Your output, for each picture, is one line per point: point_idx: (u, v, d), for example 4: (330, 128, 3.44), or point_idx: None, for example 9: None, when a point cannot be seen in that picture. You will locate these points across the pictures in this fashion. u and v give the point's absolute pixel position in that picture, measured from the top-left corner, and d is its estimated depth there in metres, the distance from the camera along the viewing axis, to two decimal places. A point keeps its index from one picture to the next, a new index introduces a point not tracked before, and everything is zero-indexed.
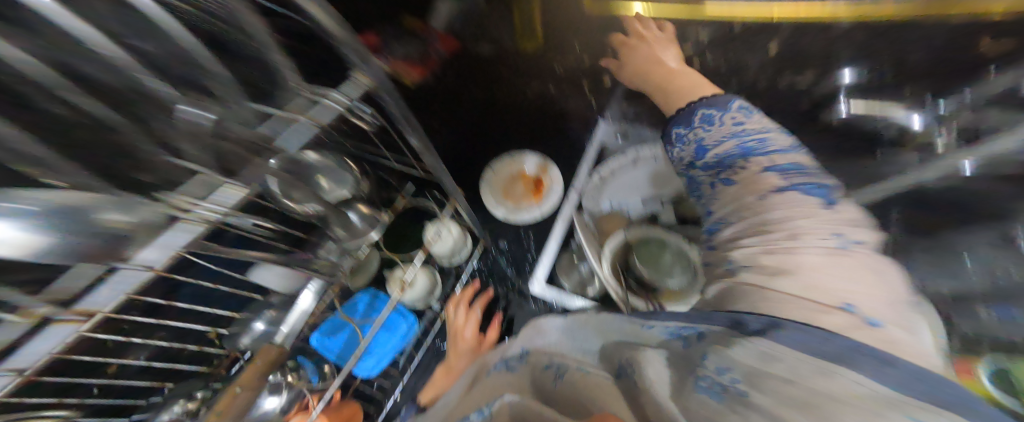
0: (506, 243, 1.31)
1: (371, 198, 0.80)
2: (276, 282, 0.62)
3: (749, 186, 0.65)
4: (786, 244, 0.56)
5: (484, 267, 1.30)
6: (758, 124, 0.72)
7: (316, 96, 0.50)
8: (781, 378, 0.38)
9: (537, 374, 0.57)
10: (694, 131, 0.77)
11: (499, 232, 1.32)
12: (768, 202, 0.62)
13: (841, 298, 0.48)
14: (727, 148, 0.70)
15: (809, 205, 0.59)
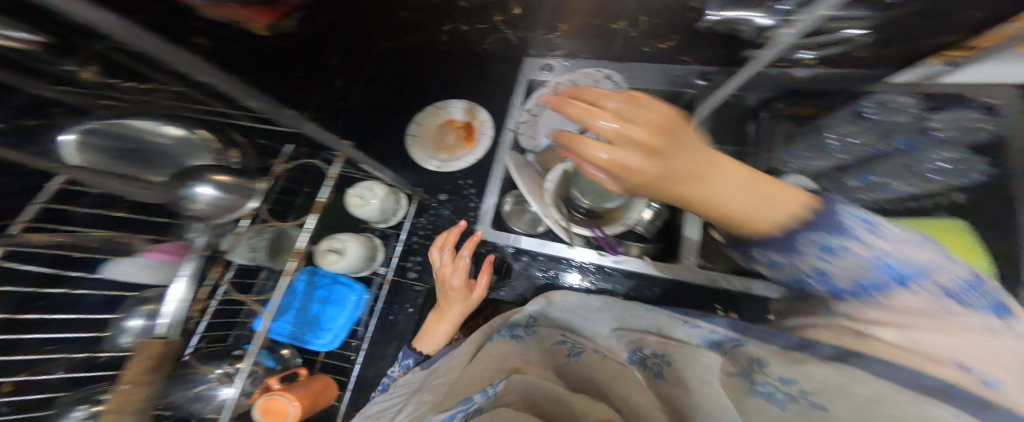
0: (449, 195, 0.87)
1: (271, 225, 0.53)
2: (224, 190, 0.42)
3: (914, 308, 0.25)
4: (901, 313, 0.23)
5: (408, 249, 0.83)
6: (863, 257, 0.27)
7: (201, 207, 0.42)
8: (864, 358, 0.22)
9: (555, 358, 0.45)
10: (849, 238, 0.28)
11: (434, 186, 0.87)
12: (982, 336, 0.22)
13: (950, 351, 0.20)
14: (867, 282, 0.28)
15: (936, 326, 0.23)
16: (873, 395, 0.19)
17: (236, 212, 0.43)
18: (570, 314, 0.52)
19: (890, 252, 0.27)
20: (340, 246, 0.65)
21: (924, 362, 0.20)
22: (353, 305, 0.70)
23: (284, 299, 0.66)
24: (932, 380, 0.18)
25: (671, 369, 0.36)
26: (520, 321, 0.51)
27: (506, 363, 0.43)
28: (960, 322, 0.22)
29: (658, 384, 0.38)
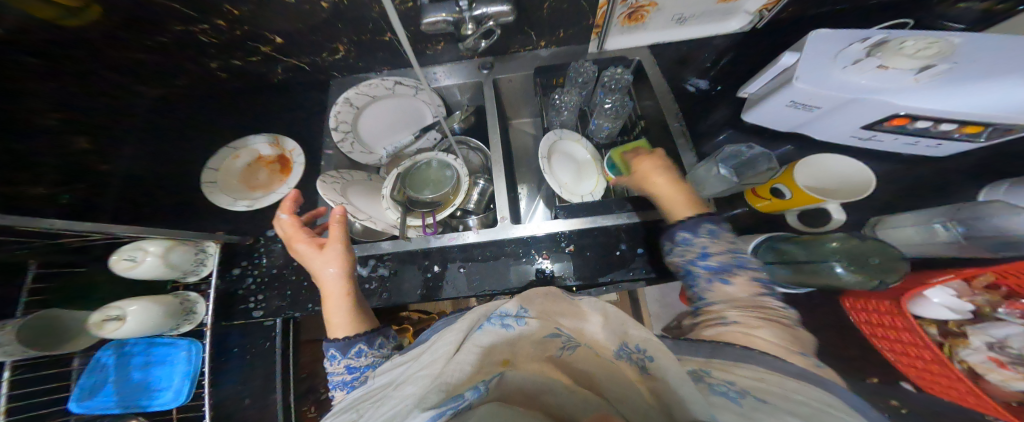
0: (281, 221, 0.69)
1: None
2: None
3: (741, 291, 0.39)
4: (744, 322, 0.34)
5: (256, 287, 0.64)
6: (722, 251, 0.43)
7: None
8: (738, 349, 0.29)
9: (541, 349, 0.32)
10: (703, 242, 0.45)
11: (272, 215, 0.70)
12: (747, 306, 0.37)
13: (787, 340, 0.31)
14: (719, 267, 0.42)
15: (768, 324, 0.34)
16: (761, 381, 0.26)
17: None
18: (559, 306, 0.37)
19: (742, 251, 0.43)
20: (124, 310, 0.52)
21: (776, 350, 0.30)
22: (185, 361, 0.60)
23: (80, 382, 0.57)
24: (797, 368, 0.27)
25: (662, 368, 0.27)
26: (513, 309, 0.35)
27: (501, 353, 0.32)
28: (765, 308, 0.36)
29: (641, 382, 0.29)
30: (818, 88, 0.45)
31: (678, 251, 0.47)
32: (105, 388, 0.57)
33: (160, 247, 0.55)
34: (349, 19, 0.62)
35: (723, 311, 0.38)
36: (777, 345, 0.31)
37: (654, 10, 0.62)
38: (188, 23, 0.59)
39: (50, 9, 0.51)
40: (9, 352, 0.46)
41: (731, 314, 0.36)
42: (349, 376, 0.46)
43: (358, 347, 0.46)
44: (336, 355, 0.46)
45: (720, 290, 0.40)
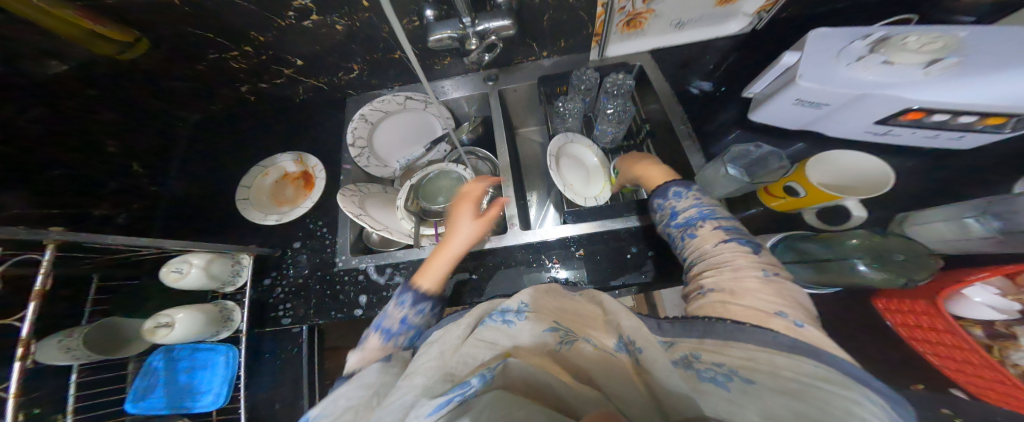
0: (306, 232, 0.74)
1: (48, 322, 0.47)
2: None
3: (706, 241, 0.40)
4: (725, 293, 0.33)
5: (286, 294, 0.69)
6: (688, 207, 0.44)
7: None
8: (725, 324, 0.28)
9: (541, 344, 0.32)
10: (671, 206, 0.46)
11: (297, 227, 0.74)
12: (715, 265, 0.37)
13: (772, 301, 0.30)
14: (689, 225, 0.43)
15: (746, 287, 0.33)
16: (749, 360, 0.25)
17: None
18: (559, 304, 0.38)
19: (708, 203, 0.44)
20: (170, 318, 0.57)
21: (757, 317, 0.29)
22: (224, 366, 0.65)
23: (135, 386, 0.63)
24: (788, 338, 0.25)
25: (652, 359, 0.27)
26: (514, 304, 0.36)
27: (501, 349, 0.33)
28: (736, 261, 0.36)
29: (639, 375, 0.29)
30: (822, 85, 0.46)
31: (657, 218, 0.49)
32: (155, 391, 0.63)
33: (203, 259, 0.59)
34: (363, 39, 0.66)
35: (702, 273, 0.38)
36: (757, 309, 0.30)
37: (651, 16, 0.63)
38: (221, 51, 0.65)
39: (107, 45, 0.57)
40: (78, 356, 0.51)
41: (708, 281, 0.36)
42: (400, 327, 0.47)
43: (425, 305, 0.49)
44: (406, 301, 0.48)
45: (691, 244, 0.42)
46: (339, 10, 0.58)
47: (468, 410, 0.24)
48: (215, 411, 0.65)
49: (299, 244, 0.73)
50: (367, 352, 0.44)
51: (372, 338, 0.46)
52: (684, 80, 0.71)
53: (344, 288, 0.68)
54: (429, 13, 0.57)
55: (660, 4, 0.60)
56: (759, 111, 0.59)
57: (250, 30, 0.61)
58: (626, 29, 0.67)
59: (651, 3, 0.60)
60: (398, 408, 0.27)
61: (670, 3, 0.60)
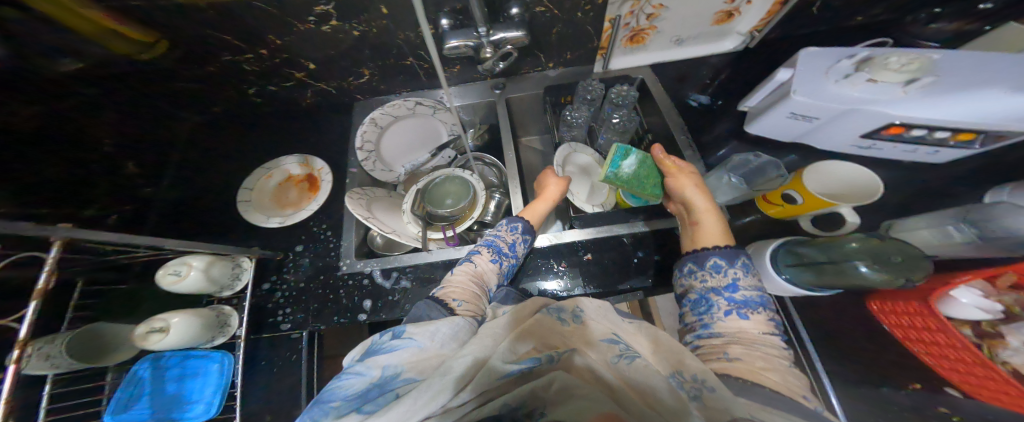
0: (309, 235, 0.73)
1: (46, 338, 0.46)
2: None
3: (756, 326, 0.40)
4: (759, 357, 0.36)
5: (287, 299, 0.67)
6: (752, 285, 0.43)
7: None
8: (767, 391, 0.31)
9: (595, 349, 0.35)
10: (730, 273, 0.44)
11: (300, 230, 0.73)
12: (756, 342, 0.38)
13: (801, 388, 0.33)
14: (739, 301, 0.42)
15: (780, 369, 0.35)
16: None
17: None
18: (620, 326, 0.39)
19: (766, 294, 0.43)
20: (166, 322, 0.54)
21: (788, 391, 0.32)
22: (217, 374, 0.61)
23: (114, 397, 0.57)
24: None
25: (723, 402, 0.28)
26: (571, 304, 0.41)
27: (557, 341, 0.35)
28: (771, 347, 0.38)
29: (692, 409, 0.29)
30: (814, 99, 0.50)
31: (699, 275, 0.46)
32: (139, 402, 0.59)
33: (203, 260, 0.57)
34: (376, 45, 0.67)
35: (727, 338, 0.40)
36: (784, 385, 0.33)
37: (653, 33, 0.68)
38: (234, 53, 0.66)
39: (128, 45, 0.58)
40: (59, 365, 0.47)
41: (736, 349, 0.37)
42: (508, 249, 0.56)
43: (527, 238, 0.58)
44: (518, 229, 0.58)
45: (732, 322, 0.41)
46: (358, 17, 0.60)
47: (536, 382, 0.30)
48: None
49: (302, 247, 0.72)
50: (453, 284, 0.48)
51: (482, 253, 0.54)
52: (682, 93, 0.75)
53: (348, 293, 0.67)
54: (444, 22, 0.59)
55: (662, 21, 0.65)
56: (756, 120, 0.62)
57: (267, 34, 0.62)
58: (629, 45, 0.70)
59: (654, 20, 0.64)
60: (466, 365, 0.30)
61: (672, 21, 0.65)
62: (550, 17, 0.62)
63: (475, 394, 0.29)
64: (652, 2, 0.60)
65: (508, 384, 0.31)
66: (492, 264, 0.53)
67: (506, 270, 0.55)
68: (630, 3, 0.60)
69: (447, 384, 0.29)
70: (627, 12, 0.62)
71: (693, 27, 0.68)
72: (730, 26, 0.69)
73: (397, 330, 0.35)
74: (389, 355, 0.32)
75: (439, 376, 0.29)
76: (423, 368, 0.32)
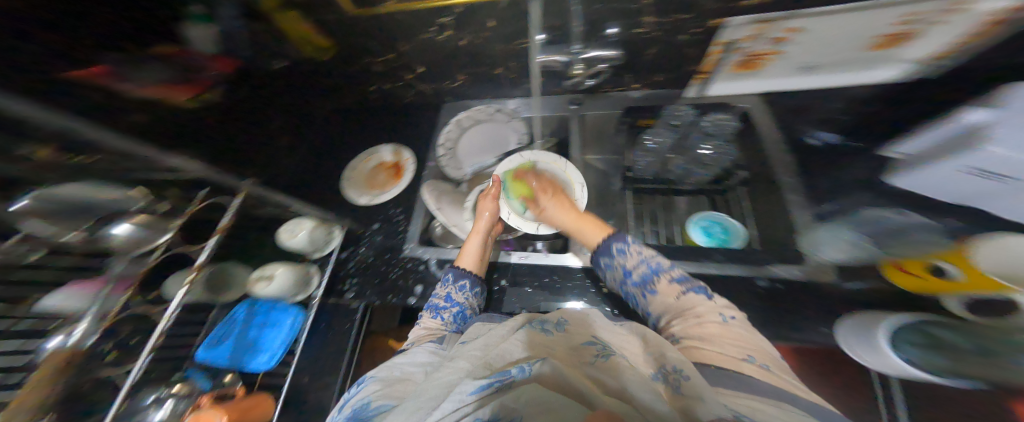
0: (385, 218, 0.81)
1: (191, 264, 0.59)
2: (143, 226, 0.48)
3: (667, 296, 0.45)
4: (700, 336, 0.38)
5: (358, 270, 0.74)
6: (637, 263, 0.49)
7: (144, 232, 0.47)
8: (715, 370, 0.33)
9: (577, 355, 0.37)
10: (622, 263, 0.50)
11: (379, 211, 0.82)
12: (690, 317, 0.41)
13: (743, 348, 0.35)
14: (639, 279, 0.48)
15: (725, 339, 0.37)
16: (740, 401, 0.28)
17: (151, 244, 0.47)
18: (609, 335, 0.41)
19: (655, 256, 0.50)
20: (271, 272, 0.66)
21: (730, 363, 0.34)
22: (288, 329, 0.66)
23: (211, 332, 0.62)
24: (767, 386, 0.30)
25: (696, 388, 0.29)
26: (553, 318, 0.44)
27: (543, 350, 0.38)
28: (700, 309, 0.42)
29: (671, 400, 0.30)
30: (1010, 150, 0.40)
31: (610, 275, 0.53)
32: (226, 340, 0.62)
33: (311, 223, 0.70)
34: (474, 55, 0.74)
35: (672, 324, 0.43)
36: (728, 355, 0.35)
37: (774, 56, 0.60)
38: (362, 54, 0.78)
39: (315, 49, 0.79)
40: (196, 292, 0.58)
41: (677, 329, 0.41)
42: (444, 302, 0.59)
43: (465, 283, 0.60)
44: (450, 279, 0.61)
45: (653, 301, 0.47)
46: (468, 29, 0.67)
47: (506, 395, 0.32)
48: (261, 373, 0.63)
49: (378, 226, 0.80)
50: (413, 337, 0.54)
51: (425, 315, 0.58)
52: (795, 126, 0.65)
53: (408, 276, 0.72)
54: (541, 37, 0.63)
55: (790, 45, 0.56)
56: (908, 168, 0.52)
57: (397, 40, 0.74)
58: (737, 68, 0.63)
59: (780, 43, 0.56)
60: (442, 384, 0.35)
61: (805, 45, 0.56)
62: (648, 39, 0.61)
63: (452, 409, 0.31)
64: (783, 24, 0.52)
65: (486, 398, 0.32)
66: (435, 321, 0.57)
67: (454, 320, 0.56)
68: (754, 27, 0.53)
69: (422, 404, 0.33)
70: (747, 36, 0.56)
71: (824, 48, 0.56)
72: (891, 49, 0.54)
73: (362, 378, 0.43)
74: (363, 393, 0.40)
75: (414, 398, 0.34)
76: (392, 392, 0.39)
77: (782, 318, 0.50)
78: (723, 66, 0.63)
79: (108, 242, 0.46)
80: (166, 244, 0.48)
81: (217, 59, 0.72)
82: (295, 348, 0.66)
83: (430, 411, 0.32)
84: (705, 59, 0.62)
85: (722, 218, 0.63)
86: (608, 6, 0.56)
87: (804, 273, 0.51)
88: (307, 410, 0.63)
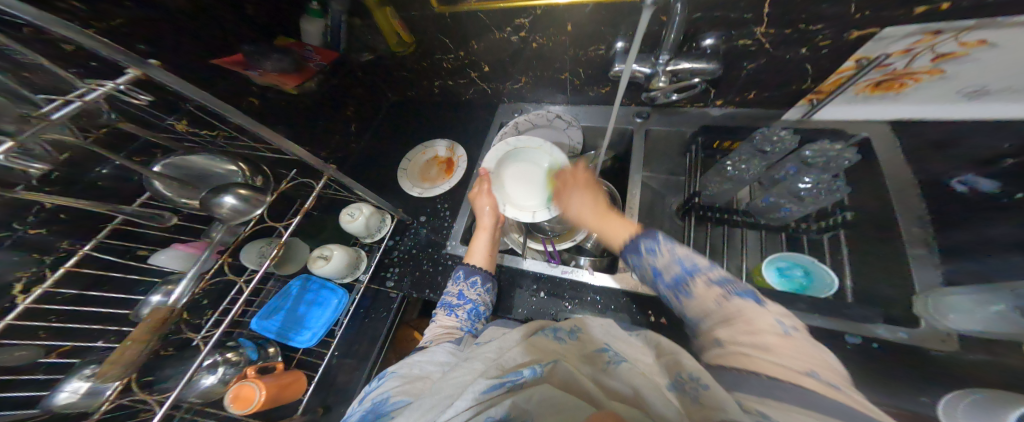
0: (432, 212, 0.81)
1: (264, 242, 0.60)
2: (244, 201, 0.44)
3: (706, 301, 0.37)
4: (746, 339, 0.31)
5: (402, 259, 0.75)
6: (668, 261, 0.41)
7: (235, 195, 0.44)
8: (763, 379, 0.27)
9: (588, 362, 0.33)
10: (648, 263, 0.43)
11: (428, 204, 0.82)
12: (740, 321, 0.33)
13: (802, 360, 0.28)
14: (672, 280, 0.40)
15: (786, 345, 0.29)
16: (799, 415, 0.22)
17: (246, 217, 0.45)
18: (619, 342, 0.36)
19: (694, 254, 0.40)
20: (326, 252, 0.65)
21: (785, 374, 0.27)
22: (333, 309, 0.66)
23: (268, 303, 0.65)
24: (839, 408, 0.23)
25: (718, 400, 0.25)
26: (567, 324, 0.39)
27: (551, 355, 0.34)
28: (750, 314, 0.33)
29: (690, 412, 0.25)
30: None
31: (640, 274, 0.45)
32: (278, 314, 0.65)
33: (370, 210, 0.70)
34: (545, 58, 0.72)
35: (713, 329, 0.35)
36: (785, 367, 0.28)
37: (932, 79, 0.47)
38: (433, 51, 0.79)
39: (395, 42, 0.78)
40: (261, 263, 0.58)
41: (721, 335, 0.34)
42: (457, 299, 0.56)
43: (476, 279, 0.58)
44: (461, 276, 0.59)
45: (691, 305, 0.39)
46: (545, 31, 0.64)
47: (518, 394, 0.29)
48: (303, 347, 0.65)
49: (425, 219, 0.80)
50: (433, 330, 0.52)
51: (438, 313, 0.56)
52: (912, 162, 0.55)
53: (448, 272, 0.71)
54: (620, 44, 0.60)
55: (962, 66, 0.43)
56: None
57: (472, 39, 0.72)
58: (873, 88, 0.52)
59: (947, 61, 0.44)
60: (456, 384, 0.32)
61: (989, 69, 0.42)
62: (750, 52, 0.56)
63: (464, 407, 0.28)
64: (960, 38, 0.41)
65: (496, 398, 0.29)
66: (449, 319, 0.54)
67: (468, 318, 0.54)
68: (913, 38, 0.43)
69: (437, 403, 0.30)
70: (900, 49, 0.45)
71: (1004, 72, 0.41)
72: None
73: (382, 373, 0.39)
74: (381, 389, 0.37)
75: (429, 396, 0.31)
76: (409, 389, 0.35)
77: (891, 391, 0.41)
78: (853, 82, 0.52)
79: (212, 209, 0.43)
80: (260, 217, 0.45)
81: (321, 51, 0.75)
82: (337, 329, 0.67)
83: (444, 410, 0.29)
84: (836, 74, 0.53)
85: (807, 261, 0.55)
86: (712, 13, 0.51)
87: (911, 337, 0.43)
88: (335, 390, 0.64)
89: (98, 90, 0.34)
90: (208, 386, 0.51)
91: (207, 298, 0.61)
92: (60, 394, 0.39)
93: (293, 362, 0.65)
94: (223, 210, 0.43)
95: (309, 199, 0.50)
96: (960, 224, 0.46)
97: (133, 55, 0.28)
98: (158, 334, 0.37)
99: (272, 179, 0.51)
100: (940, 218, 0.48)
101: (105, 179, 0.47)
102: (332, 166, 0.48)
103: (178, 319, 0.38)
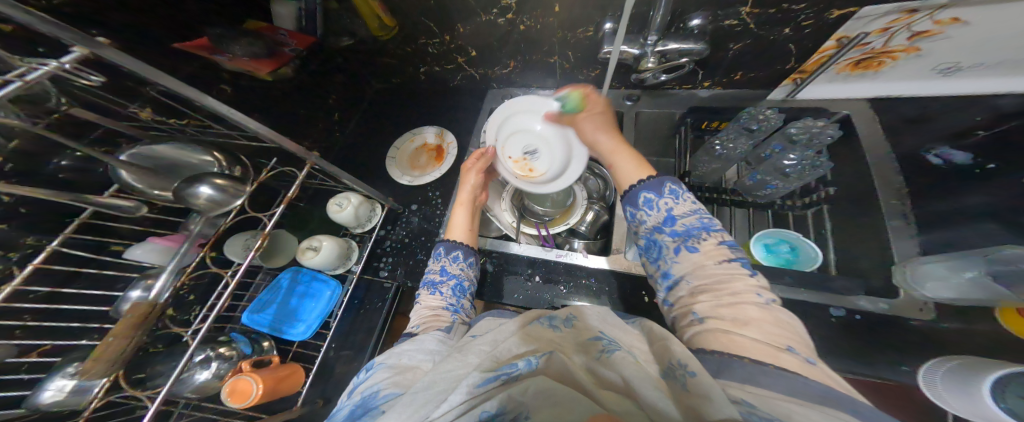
0: (422, 201, 0.80)
1: (248, 235, 0.58)
2: (221, 191, 0.43)
3: (709, 257, 0.38)
4: (727, 320, 0.32)
5: (395, 249, 0.74)
6: (685, 210, 0.43)
7: (212, 185, 0.42)
8: (746, 363, 0.27)
9: (583, 350, 0.33)
10: (660, 206, 0.44)
11: (418, 193, 0.81)
12: (738, 284, 0.35)
13: (778, 336, 0.29)
14: (687, 225, 0.41)
15: (765, 319, 0.31)
16: (776, 397, 0.24)
17: (227, 208, 0.43)
18: (616, 328, 0.37)
19: (705, 212, 0.43)
20: (315, 243, 0.64)
21: (765, 354, 0.28)
22: (326, 300, 0.66)
23: (258, 297, 0.64)
24: (817, 384, 0.24)
25: (704, 386, 0.25)
26: (561, 313, 0.39)
27: (546, 345, 0.35)
28: (738, 285, 0.35)
29: (681, 402, 0.26)
30: None
31: (642, 218, 0.45)
32: (269, 308, 0.64)
33: (358, 199, 0.69)
34: (532, 41, 0.70)
35: (696, 296, 0.37)
36: (766, 343, 0.29)
37: (907, 57, 0.48)
38: (418, 36, 0.76)
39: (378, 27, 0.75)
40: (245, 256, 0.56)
41: (703, 305, 0.35)
42: (440, 276, 0.56)
43: (457, 253, 0.58)
44: (443, 253, 0.59)
45: (687, 259, 0.40)
46: (531, 12, 0.63)
47: (513, 387, 0.29)
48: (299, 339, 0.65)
49: (416, 208, 0.79)
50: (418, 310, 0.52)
51: (422, 295, 0.55)
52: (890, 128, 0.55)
53: None
54: (608, 25, 0.60)
55: (935, 44, 0.44)
56: None
57: (456, 22, 0.70)
58: (852, 67, 0.53)
59: (922, 39, 0.45)
60: (450, 378, 0.33)
61: (961, 45, 0.43)
62: (736, 32, 0.55)
63: (458, 402, 0.28)
64: (935, 16, 0.41)
65: (492, 391, 0.29)
66: (434, 298, 0.53)
67: (453, 295, 0.54)
68: (890, 18, 0.43)
69: (432, 397, 0.31)
70: (877, 29, 0.45)
71: (980, 44, 0.42)
72: None
73: (369, 364, 0.40)
74: (371, 380, 0.37)
75: (422, 390, 0.31)
76: (400, 381, 0.35)
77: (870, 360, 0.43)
78: (834, 60, 0.53)
79: (189, 200, 0.42)
80: (240, 208, 0.44)
81: (296, 36, 0.73)
82: (331, 320, 0.66)
83: (437, 405, 0.29)
84: (817, 54, 0.53)
85: (792, 237, 0.56)
86: None
87: (891, 307, 0.45)
88: (334, 380, 0.64)
89: (39, 70, 0.32)
90: (202, 380, 0.50)
91: (192, 293, 0.60)
92: (43, 392, 0.38)
93: (289, 354, 0.65)
94: (197, 201, 0.42)
95: (292, 189, 0.48)
96: (937, 197, 0.48)
97: (79, 33, 0.26)
98: (140, 330, 0.36)
99: (250, 169, 0.49)
100: (919, 191, 0.49)
101: (66, 171, 0.45)
102: (314, 154, 0.47)
103: (161, 314, 0.37)
